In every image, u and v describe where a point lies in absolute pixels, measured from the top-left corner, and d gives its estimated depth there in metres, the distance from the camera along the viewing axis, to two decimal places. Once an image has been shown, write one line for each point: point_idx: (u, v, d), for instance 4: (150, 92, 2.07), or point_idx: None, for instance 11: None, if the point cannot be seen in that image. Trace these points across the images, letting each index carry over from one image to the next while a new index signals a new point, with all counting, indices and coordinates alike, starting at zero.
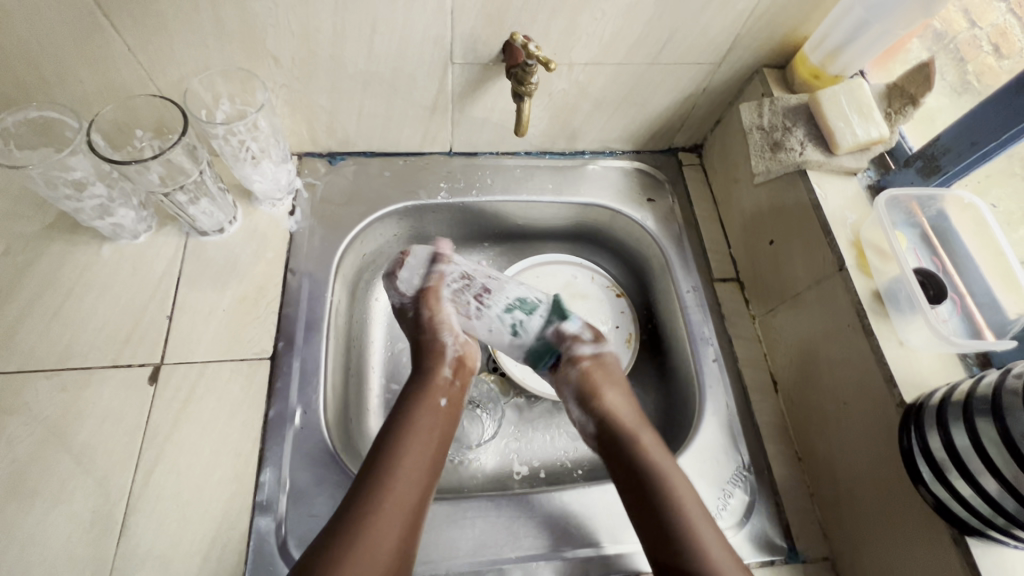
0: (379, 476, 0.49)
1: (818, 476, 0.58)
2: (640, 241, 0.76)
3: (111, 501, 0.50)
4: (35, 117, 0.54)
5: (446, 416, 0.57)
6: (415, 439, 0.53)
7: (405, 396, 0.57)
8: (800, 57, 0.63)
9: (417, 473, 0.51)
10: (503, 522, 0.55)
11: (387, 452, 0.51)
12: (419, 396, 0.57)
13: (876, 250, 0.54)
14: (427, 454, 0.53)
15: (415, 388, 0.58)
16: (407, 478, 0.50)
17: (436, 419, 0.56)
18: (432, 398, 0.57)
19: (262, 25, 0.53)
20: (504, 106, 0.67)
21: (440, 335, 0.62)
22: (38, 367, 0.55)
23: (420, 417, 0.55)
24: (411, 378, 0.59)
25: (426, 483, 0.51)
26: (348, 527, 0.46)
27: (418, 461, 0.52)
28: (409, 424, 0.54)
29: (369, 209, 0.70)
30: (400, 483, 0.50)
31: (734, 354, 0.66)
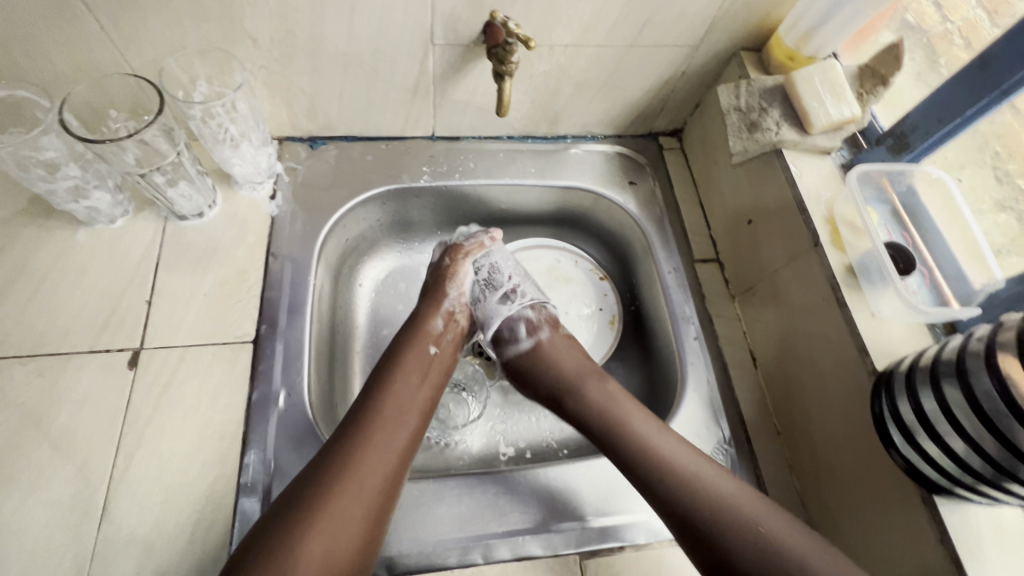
0: (367, 416, 0.51)
1: (795, 448, 0.59)
2: (621, 224, 0.77)
3: (91, 486, 0.50)
4: (5, 97, 0.53)
5: (434, 365, 0.58)
6: (404, 387, 0.55)
7: (397, 344, 0.59)
8: (775, 39, 0.64)
9: (401, 419, 0.53)
10: (490, 499, 0.55)
11: (375, 402, 0.53)
12: (411, 342, 0.59)
13: (849, 225, 0.55)
14: (413, 402, 0.54)
15: (409, 334, 0.60)
16: (393, 426, 0.52)
17: (427, 367, 0.58)
18: (423, 346, 0.59)
19: (238, 3, 0.52)
20: (486, 88, 0.67)
21: (446, 287, 0.65)
22: (12, 354, 0.54)
23: (407, 367, 0.57)
24: (406, 328, 0.61)
25: (412, 427, 0.53)
26: (334, 469, 0.47)
27: (403, 406, 0.54)
28: (398, 373, 0.56)
29: (352, 193, 0.70)
30: (385, 427, 0.51)
31: (714, 332, 0.67)
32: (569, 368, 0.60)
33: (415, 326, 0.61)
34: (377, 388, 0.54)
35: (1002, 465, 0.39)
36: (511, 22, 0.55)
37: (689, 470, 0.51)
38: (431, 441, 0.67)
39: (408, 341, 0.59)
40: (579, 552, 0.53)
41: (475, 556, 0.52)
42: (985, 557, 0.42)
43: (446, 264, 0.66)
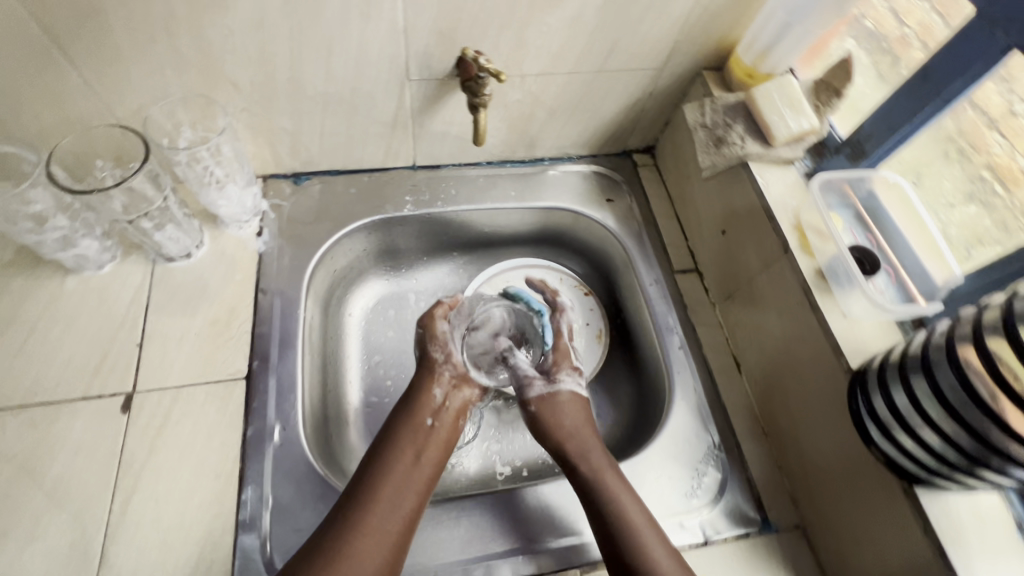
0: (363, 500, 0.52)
1: (784, 448, 0.61)
2: (602, 239, 0.79)
3: (88, 533, 0.49)
4: None
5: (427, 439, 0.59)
6: (400, 456, 0.56)
7: (397, 413, 0.60)
8: (733, 59, 0.67)
9: (399, 499, 0.53)
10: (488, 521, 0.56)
11: (370, 476, 0.54)
12: (407, 414, 0.59)
13: (816, 232, 0.58)
14: (414, 479, 0.55)
15: (405, 406, 0.60)
16: (387, 506, 0.52)
17: (425, 441, 0.58)
18: (419, 418, 0.59)
19: (218, 52, 0.54)
20: (462, 118, 0.69)
21: (432, 351, 0.63)
22: (4, 406, 0.54)
23: (404, 442, 0.57)
24: (405, 397, 0.61)
25: (407, 511, 0.53)
26: (336, 546, 0.49)
27: (401, 483, 0.54)
28: (400, 446, 0.57)
29: (336, 226, 0.71)
30: (381, 508, 0.52)
31: (698, 340, 0.69)
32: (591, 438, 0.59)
33: (413, 398, 0.61)
34: (372, 466, 0.55)
35: (972, 454, 0.41)
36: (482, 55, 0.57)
37: (654, 555, 0.50)
38: None
39: (405, 408, 0.60)
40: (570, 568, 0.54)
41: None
42: (967, 543, 0.44)
43: (424, 330, 0.65)
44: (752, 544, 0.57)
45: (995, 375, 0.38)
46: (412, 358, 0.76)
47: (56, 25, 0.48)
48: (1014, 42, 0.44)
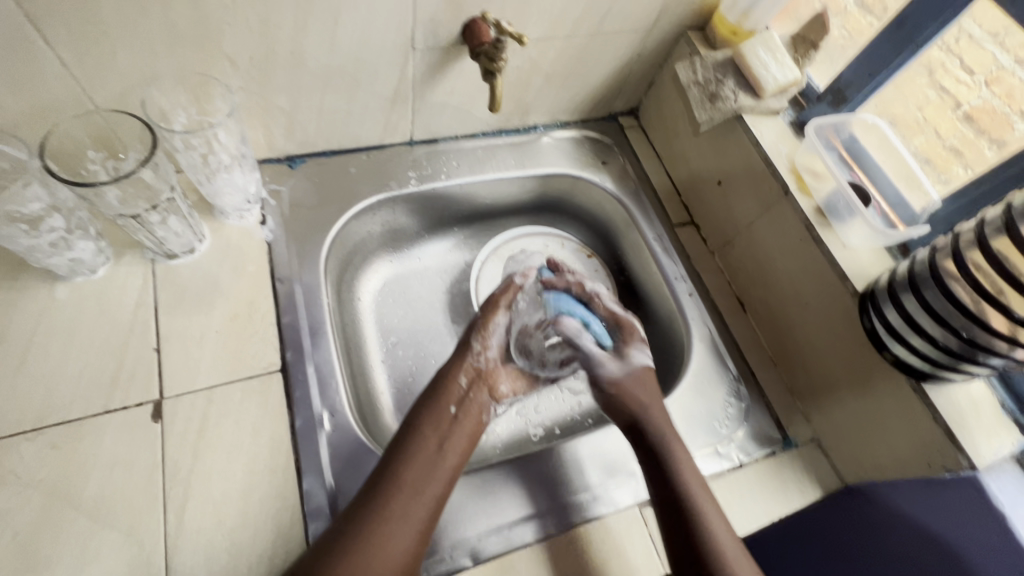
0: (390, 481, 0.51)
1: (793, 373, 0.68)
2: (600, 202, 0.82)
3: (146, 548, 0.47)
4: None
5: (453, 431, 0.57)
6: (427, 439, 0.55)
7: (424, 398, 0.59)
8: (717, 17, 0.71)
9: (423, 486, 0.51)
10: (519, 480, 0.57)
11: (399, 457, 0.53)
12: (434, 399, 0.59)
13: (810, 173, 0.63)
14: (439, 467, 0.53)
15: (432, 391, 0.60)
16: (414, 489, 0.51)
17: (448, 431, 0.56)
18: (444, 404, 0.58)
19: (217, 24, 0.50)
20: (464, 87, 0.69)
21: (471, 338, 0.64)
22: (16, 431, 0.49)
23: (428, 429, 0.56)
24: (432, 383, 0.60)
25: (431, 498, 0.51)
26: (357, 526, 0.47)
27: (425, 473, 0.52)
28: (424, 433, 0.55)
29: (343, 207, 0.69)
30: (407, 496, 0.50)
31: (704, 286, 0.74)
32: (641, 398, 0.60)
33: (438, 383, 0.60)
34: (399, 448, 0.53)
35: (971, 337, 0.48)
36: (500, 21, 0.57)
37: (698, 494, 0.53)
38: None
39: (433, 391, 0.59)
40: (570, 529, 0.55)
41: (485, 545, 0.53)
42: (967, 424, 0.52)
43: (480, 316, 0.66)
44: (780, 460, 0.63)
45: (995, 266, 0.46)
46: (430, 335, 0.76)
47: None
48: None
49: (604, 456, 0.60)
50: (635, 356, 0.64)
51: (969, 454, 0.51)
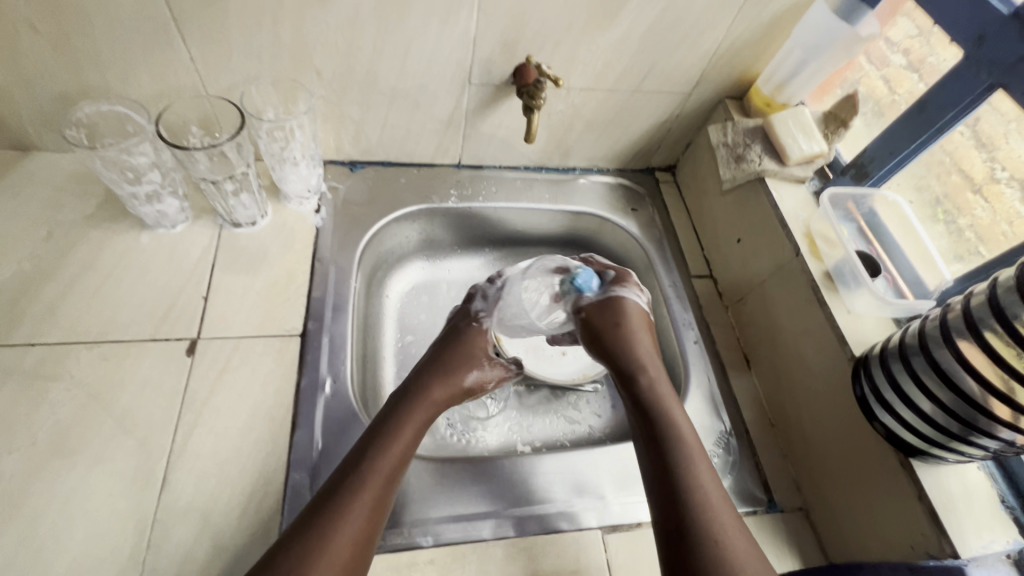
0: (364, 462, 0.50)
1: (790, 436, 0.66)
2: (625, 245, 0.86)
3: (152, 459, 0.53)
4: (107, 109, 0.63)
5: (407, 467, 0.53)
6: (409, 427, 0.55)
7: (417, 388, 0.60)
8: (754, 89, 0.76)
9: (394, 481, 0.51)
10: (493, 479, 0.59)
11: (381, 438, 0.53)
12: (422, 394, 0.59)
13: (824, 240, 0.65)
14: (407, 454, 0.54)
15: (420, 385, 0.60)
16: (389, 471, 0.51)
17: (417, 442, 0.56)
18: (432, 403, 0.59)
19: (311, 42, 0.62)
20: (511, 122, 0.77)
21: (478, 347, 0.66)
22: (79, 340, 0.59)
23: (410, 421, 0.56)
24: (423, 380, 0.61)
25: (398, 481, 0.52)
26: (305, 544, 0.44)
27: (379, 501, 0.49)
28: (402, 426, 0.55)
29: (388, 210, 0.78)
30: (364, 516, 0.47)
31: (712, 337, 0.76)
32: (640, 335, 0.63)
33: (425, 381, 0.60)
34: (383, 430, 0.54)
35: (958, 412, 0.47)
36: (541, 65, 0.66)
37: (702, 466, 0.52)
38: (454, 440, 0.73)
39: (428, 387, 0.60)
40: (548, 534, 0.56)
41: (458, 529, 0.55)
42: (954, 509, 0.50)
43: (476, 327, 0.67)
44: (760, 520, 0.61)
45: (982, 342, 0.45)
46: None
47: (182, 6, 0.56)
48: (996, 81, 0.53)
49: (579, 476, 0.61)
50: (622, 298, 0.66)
51: (954, 541, 0.48)
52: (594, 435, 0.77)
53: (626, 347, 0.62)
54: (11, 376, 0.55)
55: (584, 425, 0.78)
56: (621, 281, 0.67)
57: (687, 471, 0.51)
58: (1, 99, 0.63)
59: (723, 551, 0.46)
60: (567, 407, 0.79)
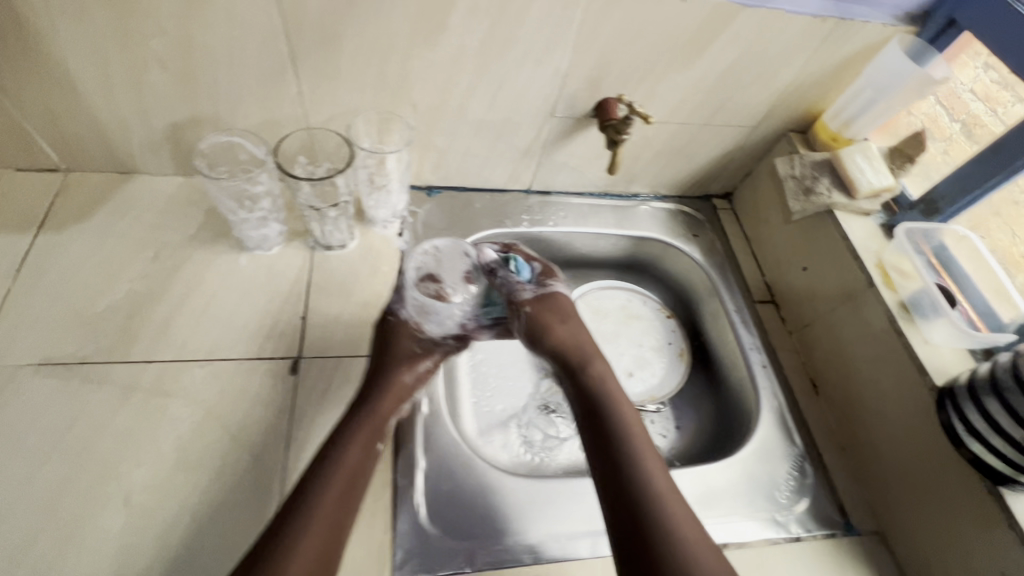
0: (325, 472, 0.52)
1: (863, 461, 0.68)
2: (687, 270, 0.89)
3: (268, 474, 0.56)
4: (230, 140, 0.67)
5: (369, 467, 0.55)
6: (361, 430, 0.56)
7: (375, 386, 0.59)
8: (819, 124, 0.79)
9: (355, 486, 0.52)
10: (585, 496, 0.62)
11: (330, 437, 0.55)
12: (383, 392, 0.59)
13: (898, 271, 0.68)
14: (355, 456, 0.54)
15: (377, 382, 0.60)
16: (341, 479, 0.52)
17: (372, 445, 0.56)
18: (392, 402, 0.59)
19: (413, 78, 0.65)
20: (584, 151, 0.81)
21: (404, 342, 0.63)
22: (192, 357, 0.62)
23: (358, 423, 0.56)
24: (370, 380, 0.60)
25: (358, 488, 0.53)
26: (275, 550, 0.46)
27: (344, 503, 0.51)
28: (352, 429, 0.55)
29: (465, 234, 0.81)
30: (324, 523, 0.49)
31: (779, 362, 0.78)
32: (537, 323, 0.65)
33: (386, 377, 0.60)
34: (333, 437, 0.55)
35: None
36: (634, 104, 0.68)
37: (644, 454, 0.55)
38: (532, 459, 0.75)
39: (389, 385, 0.60)
40: None
41: (560, 546, 0.58)
42: None
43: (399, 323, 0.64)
44: (838, 543, 0.63)
45: None
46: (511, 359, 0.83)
47: (302, 46, 0.60)
48: None
49: None
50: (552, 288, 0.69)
51: None
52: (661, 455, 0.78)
53: (573, 342, 0.65)
54: (132, 392, 0.58)
55: None
56: (542, 278, 0.70)
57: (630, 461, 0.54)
58: (116, 126, 0.66)
59: (672, 531, 0.49)
60: None
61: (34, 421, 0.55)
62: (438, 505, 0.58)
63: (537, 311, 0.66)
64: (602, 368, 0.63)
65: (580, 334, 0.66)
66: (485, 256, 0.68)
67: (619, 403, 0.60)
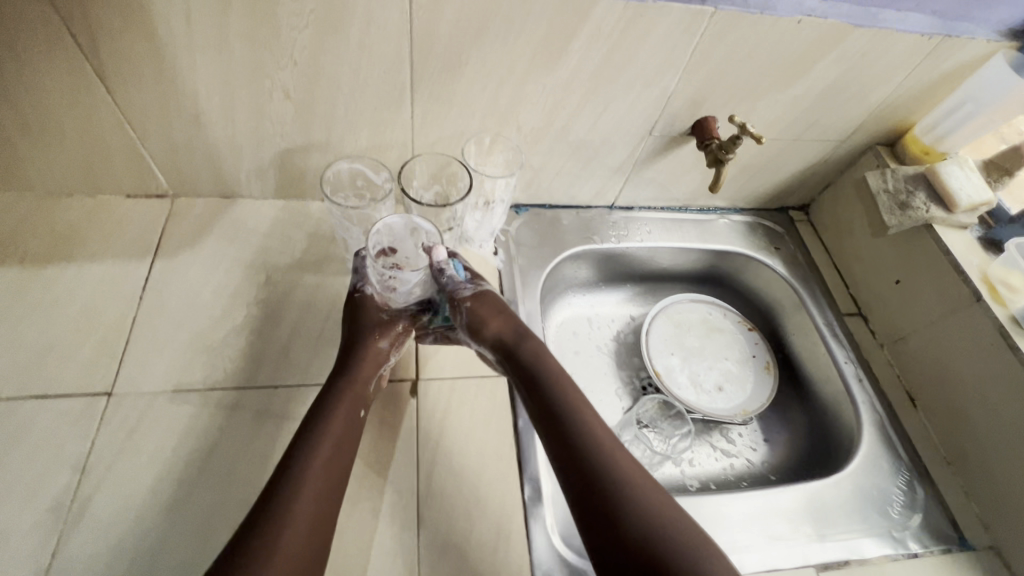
0: (312, 448, 0.50)
1: (971, 475, 0.69)
2: (768, 283, 0.90)
3: (405, 497, 0.57)
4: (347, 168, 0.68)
5: (353, 433, 0.55)
6: (341, 407, 0.55)
7: (346, 357, 0.59)
8: (910, 136, 0.80)
9: (339, 465, 0.51)
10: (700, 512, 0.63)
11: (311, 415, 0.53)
12: (354, 366, 0.58)
13: (1005, 285, 0.68)
14: (336, 432, 0.53)
15: (351, 356, 0.59)
16: (330, 457, 0.51)
17: (351, 424, 0.55)
18: (361, 375, 0.58)
19: (524, 102, 0.66)
20: (673, 168, 0.82)
21: (376, 312, 0.63)
22: (316, 381, 0.63)
23: (342, 399, 0.55)
24: (349, 348, 0.60)
25: (338, 464, 0.51)
26: (265, 530, 0.44)
27: (330, 481, 0.50)
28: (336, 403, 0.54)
29: (556, 252, 0.82)
30: (312, 502, 0.47)
31: (874, 375, 0.78)
32: (491, 313, 0.62)
33: (359, 349, 0.60)
34: (312, 412, 0.54)
35: None
36: (746, 123, 0.67)
37: (600, 432, 0.53)
38: None
39: (355, 358, 0.59)
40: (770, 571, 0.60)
41: None
42: None
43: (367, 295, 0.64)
44: (955, 558, 0.64)
45: None
46: (601, 375, 0.84)
47: (424, 74, 0.61)
48: None
49: (781, 514, 0.65)
50: (485, 287, 0.65)
51: None
52: (754, 468, 0.78)
53: (512, 324, 0.62)
54: (265, 417, 0.59)
55: (741, 458, 0.79)
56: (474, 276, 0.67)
57: (590, 437, 0.52)
58: (228, 153, 0.67)
59: (640, 506, 0.47)
60: (721, 439, 0.80)
61: (178, 448, 0.56)
62: (566, 528, 0.59)
63: (491, 300, 0.63)
64: (545, 349, 0.61)
65: (519, 322, 0.63)
66: (434, 255, 0.62)
67: (557, 373, 0.58)
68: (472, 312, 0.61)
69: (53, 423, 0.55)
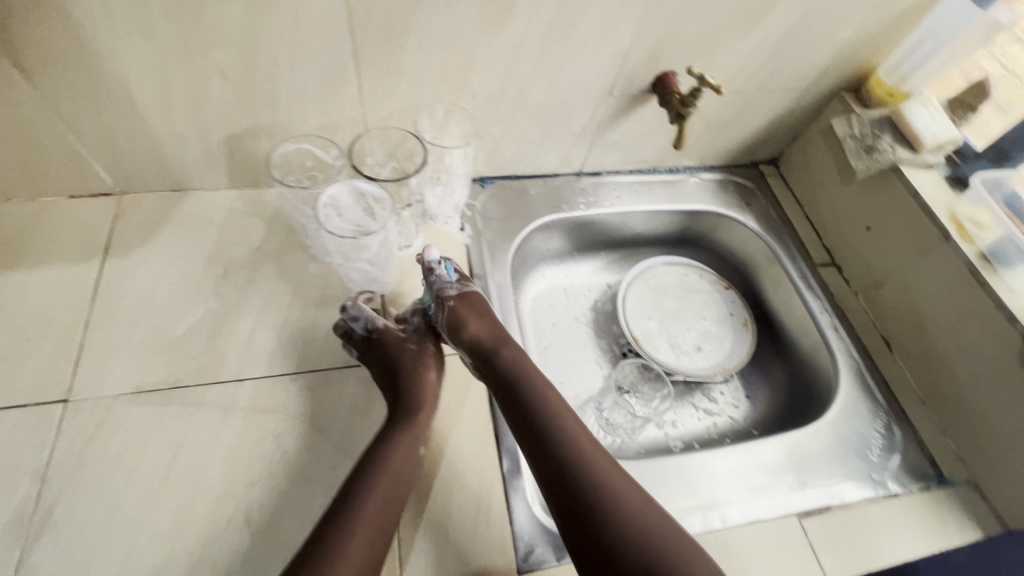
0: (363, 489, 0.51)
1: (947, 412, 0.69)
2: (741, 239, 0.89)
3: None
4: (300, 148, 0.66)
5: (414, 468, 0.54)
6: (400, 446, 0.54)
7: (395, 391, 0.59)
8: (874, 80, 0.78)
9: (395, 506, 0.51)
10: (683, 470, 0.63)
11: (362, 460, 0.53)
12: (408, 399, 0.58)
13: (974, 222, 0.68)
14: (396, 471, 0.53)
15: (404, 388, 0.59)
16: (381, 496, 0.51)
17: (412, 461, 0.54)
18: (421, 408, 0.58)
19: (476, 68, 0.64)
20: (637, 128, 0.80)
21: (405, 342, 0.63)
22: (283, 371, 0.61)
23: (400, 440, 0.55)
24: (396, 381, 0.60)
25: (399, 504, 0.52)
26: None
27: (384, 524, 0.50)
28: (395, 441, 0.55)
29: (524, 223, 0.80)
30: (363, 544, 0.48)
31: (850, 323, 0.79)
32: (471, 314, 0.63)
33: (410, 381, 0.60)
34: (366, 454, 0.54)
35: None
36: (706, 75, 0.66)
37: (577, 435, 0.55)
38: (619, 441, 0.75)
39: (410, 389, 0.59)
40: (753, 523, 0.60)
41: None
42: None
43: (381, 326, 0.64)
44: (934, 494, 0.65)
45: None
46: (580, 345, 0.83)
47: (366, 43, 0.58)
48: None
49: (762, 467, 0.65)
50: (474, 285, 0.67)
51: None
52: (736, 423, 0.79)
53: (490, 328, 0.63)
54: (232, 411, 0.58)
55: (723, 416, 0.79)
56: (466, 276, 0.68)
57: (568, 441, 0.54)
58: (171, 144, 0.64)
59: (618, 504, 0.50)
60: (703, 399, 0.80)
61: (143, 449, 0.54)
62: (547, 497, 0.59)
63: (471, 301, 0.64)
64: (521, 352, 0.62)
65: (490, 317, 0.64)
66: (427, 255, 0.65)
67: (531, 374, 0.60)
68: (458, 313, 0.63)
69: (10, 435, 0.53)
